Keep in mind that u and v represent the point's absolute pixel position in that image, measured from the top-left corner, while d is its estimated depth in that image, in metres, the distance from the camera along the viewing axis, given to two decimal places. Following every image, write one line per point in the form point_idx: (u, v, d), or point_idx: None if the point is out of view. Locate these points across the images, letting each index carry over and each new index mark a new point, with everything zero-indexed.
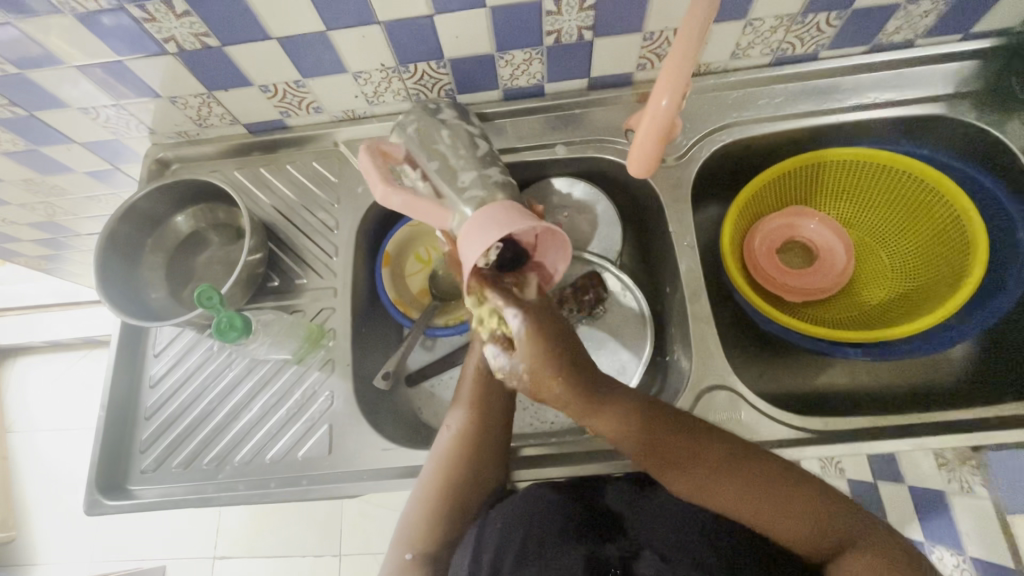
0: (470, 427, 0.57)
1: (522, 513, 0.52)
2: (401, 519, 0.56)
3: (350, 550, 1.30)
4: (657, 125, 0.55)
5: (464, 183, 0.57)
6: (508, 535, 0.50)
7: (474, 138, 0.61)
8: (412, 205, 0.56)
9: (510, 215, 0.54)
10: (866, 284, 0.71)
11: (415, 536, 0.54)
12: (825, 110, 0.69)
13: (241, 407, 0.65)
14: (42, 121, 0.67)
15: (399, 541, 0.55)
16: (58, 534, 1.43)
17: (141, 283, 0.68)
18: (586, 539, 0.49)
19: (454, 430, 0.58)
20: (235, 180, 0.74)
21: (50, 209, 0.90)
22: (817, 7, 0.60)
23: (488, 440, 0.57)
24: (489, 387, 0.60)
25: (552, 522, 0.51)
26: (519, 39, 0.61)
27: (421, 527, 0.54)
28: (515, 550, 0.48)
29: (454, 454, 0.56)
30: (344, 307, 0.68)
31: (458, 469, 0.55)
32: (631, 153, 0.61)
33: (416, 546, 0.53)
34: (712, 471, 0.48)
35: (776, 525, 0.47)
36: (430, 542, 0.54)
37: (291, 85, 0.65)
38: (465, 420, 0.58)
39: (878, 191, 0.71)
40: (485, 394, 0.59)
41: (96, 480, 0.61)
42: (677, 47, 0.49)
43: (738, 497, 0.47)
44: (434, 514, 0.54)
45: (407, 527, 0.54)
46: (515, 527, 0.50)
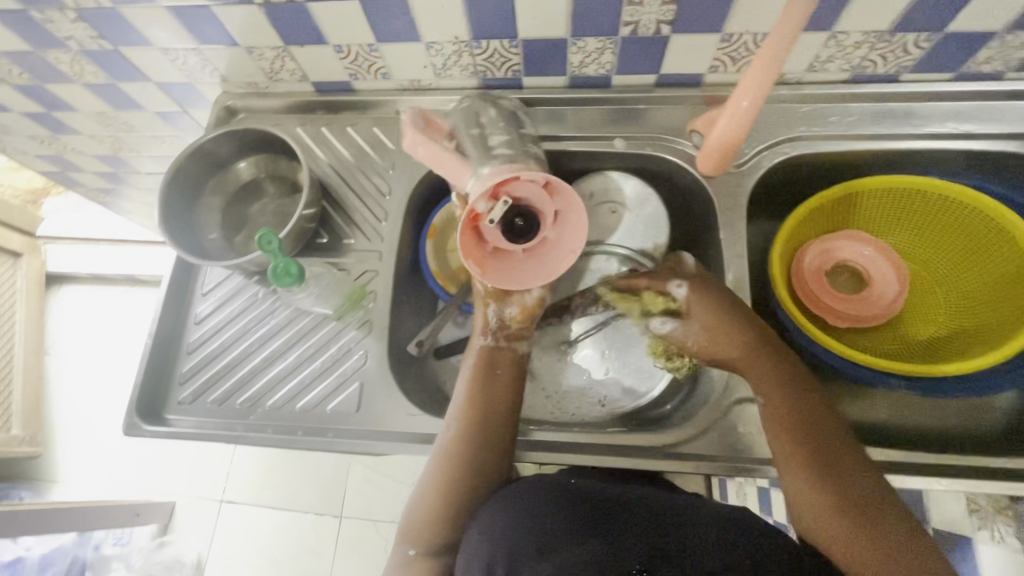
0: (469, 420, 0.57)
1: (521, 512, 0.48)
2: (405, 512, 0.55)
3: (350, 513, 1.33)
4: (740, 121, 0.56)
5: (492, 148, 0.61)
6: (519, 530, 0.47)
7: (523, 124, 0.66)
8: (435, 156, 0.58)
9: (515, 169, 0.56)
10: (917, 320, 0.69)
11: (418, 531, 0.53)
12: (899, 135, 0.67)
13: (277, 354, 0.66)
14: (125, 57, 0.70)
15: (405, 537, 0.54)
16: (81, 456, 1.50)
17: (199, 223, 0.71)
18: (599, 534, 0.45)
19: (454, 424, 0.57)
20: (297, 135, 0.76)
21: (116, 144, 0.94)
22: (908, 27, 0.58)
23: (489, 432, 0.56)
24: (494, 366, 0.60)
25: (562, 521, 0.46)
26: (596, 27, 0.61)
27: (422, 521, 0.53)
28: (530, 545, 0.45)
29: (454, 449, 0.55)
30: (388, 271, 0.69)
31: (456, 464, 0.54)
32: (706, 147, 0.62)
33: (419, 542, 0.52)
34: (852, 494, 0.47)
35: (845, 544, 0.45)
36: (431, 537, 0.52)
37: (364, 48, 0.66)
38: (463, 410, 0.58)
39: (940, 224, 0.69)
40: (489, 374, 0.60)
41: (137, 403, 0.64)
42: (765, 53, 0.49)
43: (828, 495, 0.47)
44: (438, 501, 0.53)
45: (409, 523, 0.54)
46: (524, 524, 0.47)
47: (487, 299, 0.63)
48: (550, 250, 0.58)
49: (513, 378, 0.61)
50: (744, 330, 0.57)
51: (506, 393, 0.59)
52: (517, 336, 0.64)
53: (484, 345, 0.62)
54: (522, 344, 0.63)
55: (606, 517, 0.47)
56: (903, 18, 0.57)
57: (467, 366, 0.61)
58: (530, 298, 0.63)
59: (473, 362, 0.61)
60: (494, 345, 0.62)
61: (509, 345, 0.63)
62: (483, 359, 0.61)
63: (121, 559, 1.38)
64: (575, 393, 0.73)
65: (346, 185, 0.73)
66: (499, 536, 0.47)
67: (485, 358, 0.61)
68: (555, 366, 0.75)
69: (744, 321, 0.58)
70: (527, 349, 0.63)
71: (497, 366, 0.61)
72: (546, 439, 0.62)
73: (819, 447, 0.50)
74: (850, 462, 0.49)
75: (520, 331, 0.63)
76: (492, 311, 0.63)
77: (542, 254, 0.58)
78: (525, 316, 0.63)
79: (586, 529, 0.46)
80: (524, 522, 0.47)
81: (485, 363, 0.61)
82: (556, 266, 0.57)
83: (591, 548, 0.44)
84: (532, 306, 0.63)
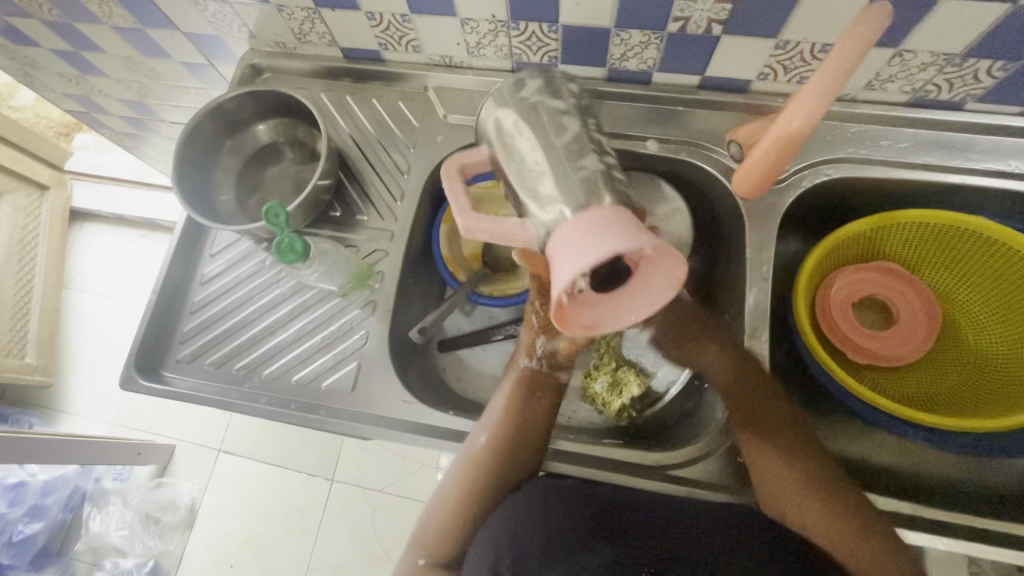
0: (503, 444, 0.56)
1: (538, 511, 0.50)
2: (418, 520, 0.57)
3: (342, 478, 1.35)
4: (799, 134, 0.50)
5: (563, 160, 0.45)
6: (530, 530, 0.48)
7: (561, 113, 0.47)
8: (499, 234, 0.45)
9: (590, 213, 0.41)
10: (944, 365, 0.65)
11: (430, 542, 0.55)
12: (954, 167, 0.62)
13: (279, 325, 0.66)
14: (154, 3, 0.68)
15: (415, 544, 0.56)
16: (90, 391, 1.54)
17: (213, 182, 0.69)
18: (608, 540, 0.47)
19: (485, 439, 0.57)
20: (321, 102, 0.74)
21: (142, 90, 0.93)
22: (983, 53, 0.53)
23: (518, 454, 0.56)
24: (532, 391, 0.59)
25: (575, 525, 0.48)
26: (643, 20, 0.57)
27: (436, 534, 0.55)
28: (539, 547, 0.47)
29: (479, 468, 0.55)
30: (398, 253, 0.68)
31: (482, 483, 0.55)
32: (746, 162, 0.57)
33: (430, 553, 0.54)
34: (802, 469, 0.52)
35: (797, 509, 0.50)
36: (443, 550, 0.54)
37: (397, 18, 0.63)
38: (500, 433, 0.56)
39: (985, 266, 0.64)
40: (526, 398, 0.58)
41: (135, 357, 0.64)
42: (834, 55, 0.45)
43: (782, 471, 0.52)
44: (456, 518, 0.54)
45: (422, 531, 0.56)
46: (536, 523, 0.49)
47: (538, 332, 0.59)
48: (646, 286, 0.43)
49: (552, 405, 0.59)
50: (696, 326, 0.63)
51: (542, 418, 0.58)
52: (561, 365, 0.61)
53: (526, 368, 0.60)
54: (564, 374, 0.61)
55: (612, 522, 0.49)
56: (981, 42, 0.52)
57: (505, 383, 0.60)
58: (581, 335, 0.58)
59: (515, 381, 0.59)
60: (538, 369, 0.60)
61: (552, 372, 0.61)
62: (523, 379, 0.59)
63: (119, 494, 1.42)
64: (576, 397, 0.71)
65: (366, 159, 0.71)
66: (508, 532, 0.49)
67: (526, 381, 0.59)
68: None
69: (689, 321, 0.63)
70: (568, 378, 0.62)
71: (538, 390, 0.59)
72: None
73: (770, 423, 0.55)
74: (791, 434, 0.54)
75: (566, 361, 0.61)
76: (539, 344, 0.60)
77: (632, 291, 0.44)
78: (573, 351, 0.59)
79: (596, 533, 0.48)
80: (536, 524, 0.49)
81: (526, 386, 0.59)
82: (649, 304, 0.43)
83: (598, 554, 0.45)
84: (583, 341, 0.59)
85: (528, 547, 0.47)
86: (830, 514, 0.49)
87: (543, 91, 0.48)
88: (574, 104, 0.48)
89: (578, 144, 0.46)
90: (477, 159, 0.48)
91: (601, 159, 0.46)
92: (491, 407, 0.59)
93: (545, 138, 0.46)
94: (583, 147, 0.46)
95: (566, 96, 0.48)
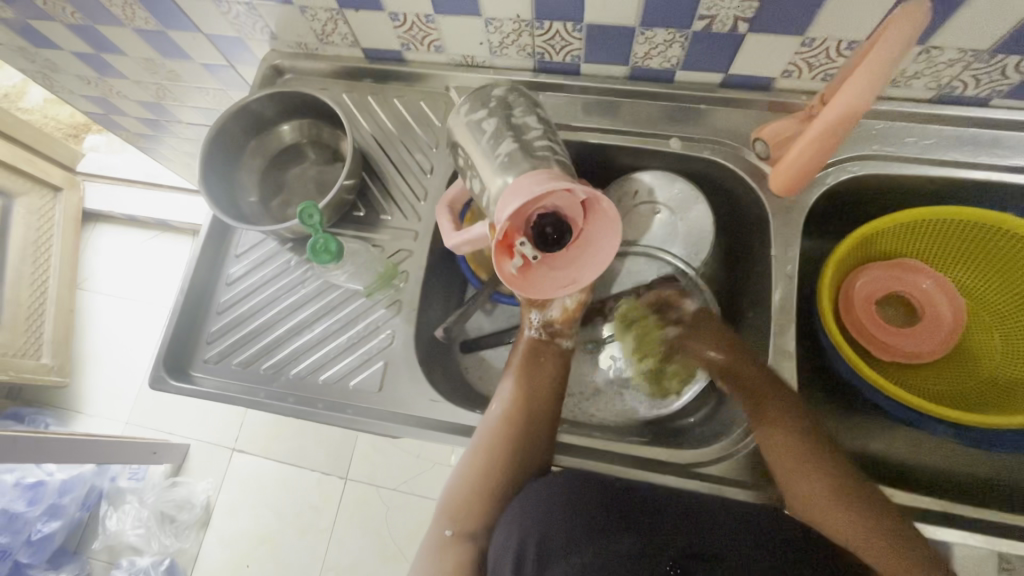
0: (517, 407, 0.58)
1: (557, 503, 0.49)
2: (442, 496, 0.56)
3: (355, 476, 1.35)
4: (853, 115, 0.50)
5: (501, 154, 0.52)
6: (551, 518, 0.48)
7: (482, 120, 0.54)
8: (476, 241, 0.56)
9: (523, 181, 0.48)
10: (972, 361, 0.65)
11: (456, 512, 0.54)
12: (979, 164, 0.62)
13: (304, 325, 0.66)
14: (177, 5, 0.68)
15: (441, 516, 0.55)
16: (105, 391, 1.55)
17: (237, 184, 0.70)
18: (633, 531, 0.47)
19: (498, 408, 0.59)
20: (342, 102, 0.74)
21: (160, 91, 0.94)
22: (1012, 49, 0.53)
23: (531, 418, 0.58)
24: (540, 358, 0.62)
25: (594, 512, 0.48)
26: (668, 18, 0.57)
27: (462, 505, 0.55)
28: (562, 538, 0.46)
29: (493, 433, 0.57)
30: (422, 252, 0.68)
31: (499, 451, 0.56)
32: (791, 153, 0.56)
33: (455, 523, 0.54)
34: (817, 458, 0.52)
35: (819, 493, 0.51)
36: (470, 520, 0.54)
37: (420, 18, 0.63)
38: (512, 400, 0.58)
39: (1009, 262, 0.64)
40: (533, 367, 0.61)
41: (164, 357, 0.64)
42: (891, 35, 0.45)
43: (802, 459, 0.53)
44: (479, 489, 0.55)
45: (446, 505, 0.55)
46: (555, 510, 0.48)
47: (530, 306, 0.63)
48: (588, 233, 0.54)
49: (558, 369, 0.62)
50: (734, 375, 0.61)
51: (550, 382, 0.60)
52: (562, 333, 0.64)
53: (532, 336, 0.63)
54: (565, 340, 0.64)
55: (635, 517, 0.48)
56: (1010, 38, 0.52)
57: (512, 355, 0.63)
58: (571, 301, 0.62)
59: (521, 353, 0.62)
60: (540, 339, 0.63)
61: (552, 341, 0.63)
62: (529, 347, 0.62)
63: (136, 493, 1.43)
64: (598, 396, 0.71)
65: (388, 159, 0.71)
66: (529, 520, 0.48)
67: (530, 349, 0.62)
68: (580, 365, 0.73)
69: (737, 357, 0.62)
70: (570, 345, 0.64)
71: (542, 356, 0.62)
72: (564, 441, 0.61)
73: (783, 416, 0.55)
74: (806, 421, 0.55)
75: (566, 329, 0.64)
76: (536, 316, 0.63)
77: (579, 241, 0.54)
78: (568, 318, 0.63)
79: (619, 524, 0.47)
80: (556, 513, 0.48)
81: (533, 356, 0.62)
82: (605, 256, 0.54)
83: (623, 543, 0.46)
84: (573, 308, 0.63)
85: (549, 538, 0.46)
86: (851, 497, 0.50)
87: (469, 110, 0.55)
88: (494, 106, 0.55)
89: (498, 133, 0.53)
90: (458, 193, 0.61)
91: (518, 138, 0.52)
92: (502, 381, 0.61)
93: (476, 144, 0.54)
94: (501, 134, 0.53)
95: (489, 103, 0.55)
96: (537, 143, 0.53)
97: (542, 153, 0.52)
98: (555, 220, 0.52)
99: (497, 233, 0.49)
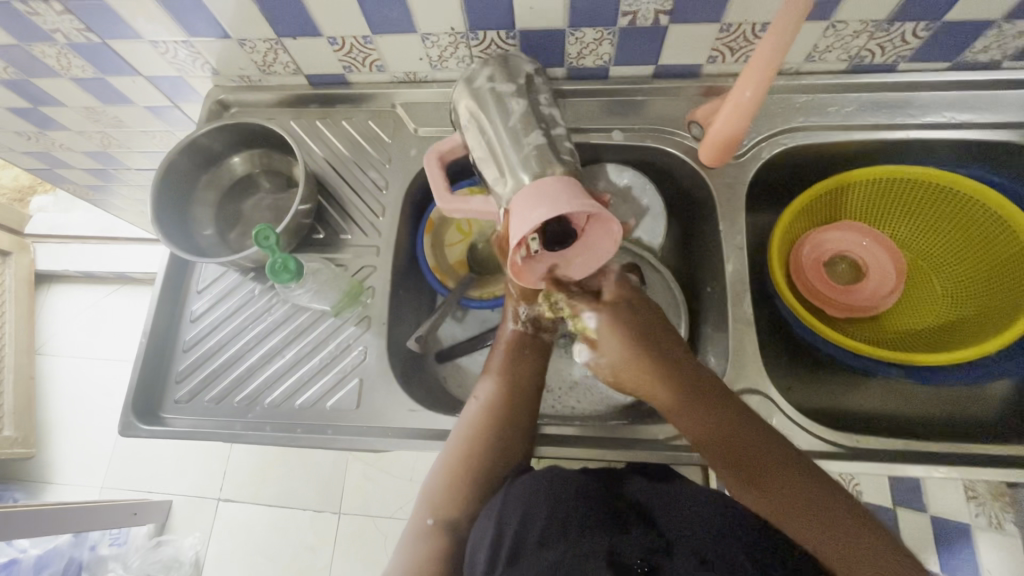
0: (499, 399, 0.59)
1: (537, 502, 0.47)
2: (422, 490, 0.56)
3: (349, 509, 1.33)
4: (760, 87, 0.53)
5: (526, 139, 0.54)
6: (528, 515, 0.46)
7: (510, 95, 0.56)
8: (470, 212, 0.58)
9: (555, 190, 0.50)
10: (920, 309, 0.69)
11: (437, 503, 0.54)
12: (896, 125, 0.67)
13: (275, 352, 0.66)
14: (114, 50, 0.68)
15: (423, 508, 0.55)
16: (75, 456, 1.48)
17: (192, 220, 0.70)
18: (611, 531, 0.44)
19: (481, 402, 0.59)
20: (291, 129, 0.75)
21: (105, 140, 0.92)
22: (907, 16, 0.58)
23: (513, 410, 0.59)
24: (521, 354, 0.63)
25: (574, 512, 0.46)
26: (594, 17, 0.60)
27: (444, 497, 0.54)
28: (534, 536, 0.44)
29: (476, 426, 0.57)
30: (386, 267, 0.69)
31: (482, 444, 0.56)
32: (715, 124, 0.60)
33: (438, 512, 0.53)
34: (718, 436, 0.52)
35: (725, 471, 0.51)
36: (452, 509, 0.53)
37: (358, 40, 0.65)
38: (495, 393, 0.60)
39: (939, 214, 0.69)
40: (513, 363, 0.62)
41: (132, 402, 0.63)
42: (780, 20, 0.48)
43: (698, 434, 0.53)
44: (460, 483, 0.54)
45: (428, 497, 0.55)
46: (535, 507, 0.46)
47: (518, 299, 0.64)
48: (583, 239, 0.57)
49: (540, 363, 0.63)
50: (645, 351, 0.56)
51: (531, 375, 0.62)
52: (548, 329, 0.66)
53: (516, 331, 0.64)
54: (548, 334, 0.66)
55: (617, 515, 0.46)
56: (903, 7, 0.57)
57: (496, 348, 0.64)
58: None
59: (505, 345, 0.63)
60: (525, 331, 0.65)
61: (537, 335, 0.65)
62: (512, 343, 0.63)
63: (119, 559, 1.37)
64: (578, 388, 0.72)
65: (342, 180, 0.72)
66: (505, 519, 0.46)
67: (516, 341, 0.64)
68: (557, 361, 0.74)
69: (639, 340, 0.57)
70: (552, 339, 0.66)
71: (526, 349, 0.63)
72: (547, 434, 0.62)
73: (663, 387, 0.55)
74: (681, 380, 0.55)
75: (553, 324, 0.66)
76: (523, 309, 0.65)
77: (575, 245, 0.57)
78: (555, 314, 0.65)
79: (599, 522, 0.45)
80: (533, 511, 0.46)
81: (518, 347, 0.63)
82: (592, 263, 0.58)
83: (593, 542, 0.42)
84: None
85: (524, 535, 0.44)
86: (748, 472, 0.50)
87: (496, 79, 0.56)
88: (522, 86, 0.57)
89: (528, 122, 0.55)
90: (452, 146, 0.60)
91: (547, 134, 0.55)
92: (487, 375, 0.62)
93: (503, 121, 0.55)
94: (531, 125, 0.55)
95: (517, 79, 0.57)
96: (561, 144, 0.55)
97: (565, 157, 0.54)
98: (563, 223, 0.56)
99: (517, 233, 0.50)
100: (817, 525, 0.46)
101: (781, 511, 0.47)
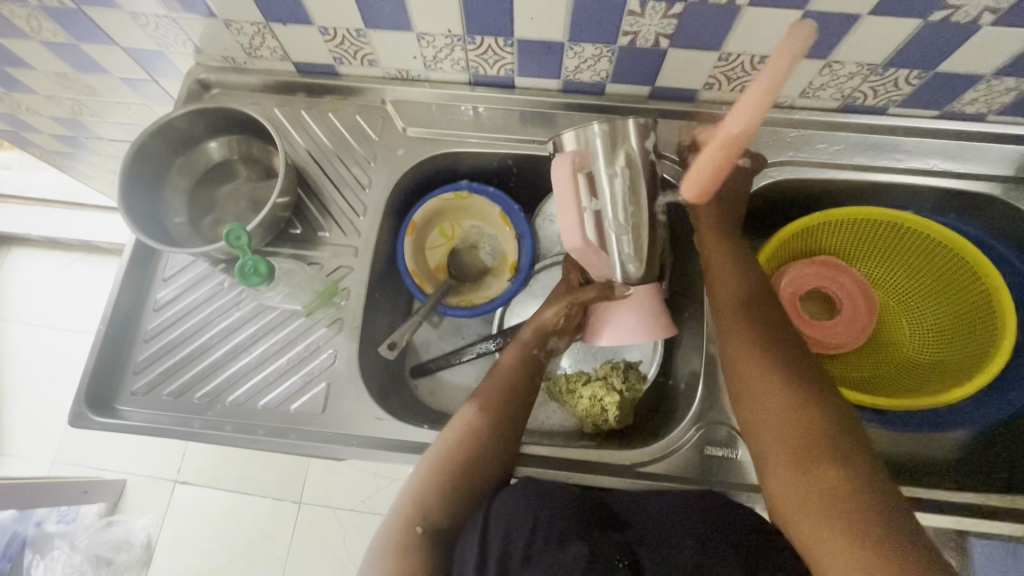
0: (498, 398, 0.58)
1: (520, 512, 0.48)
2: (404, 492, 0.54)
3: (310, 500, 1.30)
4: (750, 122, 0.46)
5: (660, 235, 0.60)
6: (511, 528, 0.47)
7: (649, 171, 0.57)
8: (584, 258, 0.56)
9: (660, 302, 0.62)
10: (886, 350, 0.70)
11: (425, 506, 0.52)
12: (881, 167, 0.68)
13: (241, 348, 0.64)
14: (90, 18, 0.65)
15: (407, 509, 0.53)
16: (25, 428, 1.43)
17: (162, 204, 0.67)
18: (590, 538, 0.45)
19: (479, 399, 0.59)
20: (274, 117, 0.72)
21: (76, 107, 0.88)
22: (901, 63, 0.58)
23: (513, 416, 0.58)
24: (523, 360, 0.62)
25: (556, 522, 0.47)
26: (595, 34, 0.59)
27: (432, 501, 0.52)
28: (519, 549, 0.45)
29: (473, 428, 0.56)
30: (363, 269, 0.67)
31: (477, 447, 0.55)
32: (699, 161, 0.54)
33: (426, 518, 0.51)
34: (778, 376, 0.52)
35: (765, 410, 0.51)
36: (441, 515, 0.52)
37: (351, 32, 0.63)
38: (494, 389, 0.59)
39: (915, 258, 0.70)
40: (517, 366, 0.62)
41: (86, 392, 0.61)
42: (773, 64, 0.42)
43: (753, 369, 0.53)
44: (451, 486, 0.53)
45: (412, 502, 0.53)
46: (518, 520, 0.47)
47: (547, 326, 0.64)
48: None
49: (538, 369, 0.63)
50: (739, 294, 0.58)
51: (529, 379, 0.61)
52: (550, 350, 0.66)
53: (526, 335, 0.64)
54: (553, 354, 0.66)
55: (597, 522, 0.48)
56: (898, 54, 0.57)
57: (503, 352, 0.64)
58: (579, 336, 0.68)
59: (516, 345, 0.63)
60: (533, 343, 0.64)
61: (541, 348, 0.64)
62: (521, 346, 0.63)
63: (65, 537, 1.33)
64: (549, 404, 0.72)
65: (325, 174, 0.70)
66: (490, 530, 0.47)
67: (522, 346, 0.63)
68: None
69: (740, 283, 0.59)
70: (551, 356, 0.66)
71: (533, 354, 0.63)
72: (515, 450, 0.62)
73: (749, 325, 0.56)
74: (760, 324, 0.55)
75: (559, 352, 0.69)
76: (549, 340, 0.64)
77: None
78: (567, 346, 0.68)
79: (580, 530, 0.46)
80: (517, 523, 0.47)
81: (531, 366, 0.63)
82: None
83: (574, 550, 0.44)
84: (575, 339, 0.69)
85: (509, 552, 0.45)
86: (790, 419, 0.49)
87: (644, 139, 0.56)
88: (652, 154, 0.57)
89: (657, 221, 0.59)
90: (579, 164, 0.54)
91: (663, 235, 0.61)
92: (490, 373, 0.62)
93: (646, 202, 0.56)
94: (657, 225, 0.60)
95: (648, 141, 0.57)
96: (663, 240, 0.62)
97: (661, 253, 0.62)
98: None
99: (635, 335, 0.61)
100: (829, 496, 0.45)
101: (799, 472, 0.47)
